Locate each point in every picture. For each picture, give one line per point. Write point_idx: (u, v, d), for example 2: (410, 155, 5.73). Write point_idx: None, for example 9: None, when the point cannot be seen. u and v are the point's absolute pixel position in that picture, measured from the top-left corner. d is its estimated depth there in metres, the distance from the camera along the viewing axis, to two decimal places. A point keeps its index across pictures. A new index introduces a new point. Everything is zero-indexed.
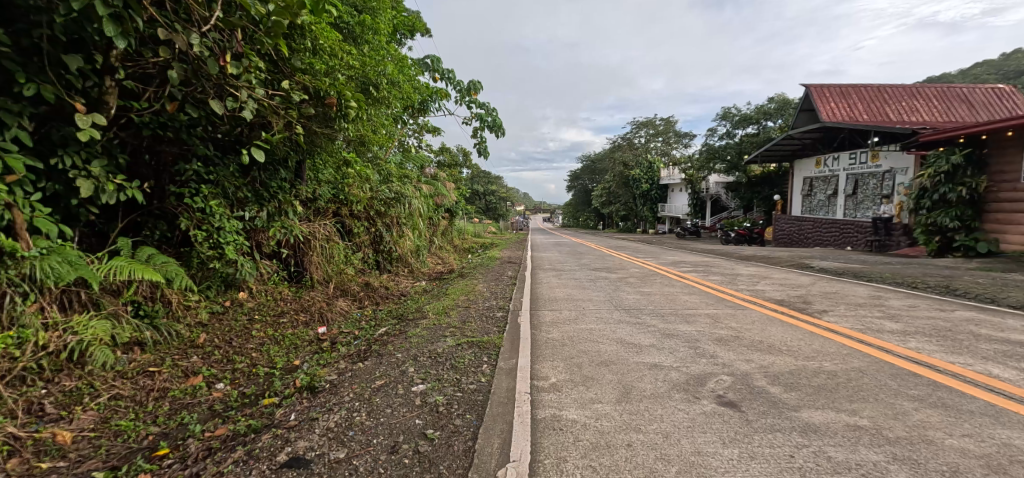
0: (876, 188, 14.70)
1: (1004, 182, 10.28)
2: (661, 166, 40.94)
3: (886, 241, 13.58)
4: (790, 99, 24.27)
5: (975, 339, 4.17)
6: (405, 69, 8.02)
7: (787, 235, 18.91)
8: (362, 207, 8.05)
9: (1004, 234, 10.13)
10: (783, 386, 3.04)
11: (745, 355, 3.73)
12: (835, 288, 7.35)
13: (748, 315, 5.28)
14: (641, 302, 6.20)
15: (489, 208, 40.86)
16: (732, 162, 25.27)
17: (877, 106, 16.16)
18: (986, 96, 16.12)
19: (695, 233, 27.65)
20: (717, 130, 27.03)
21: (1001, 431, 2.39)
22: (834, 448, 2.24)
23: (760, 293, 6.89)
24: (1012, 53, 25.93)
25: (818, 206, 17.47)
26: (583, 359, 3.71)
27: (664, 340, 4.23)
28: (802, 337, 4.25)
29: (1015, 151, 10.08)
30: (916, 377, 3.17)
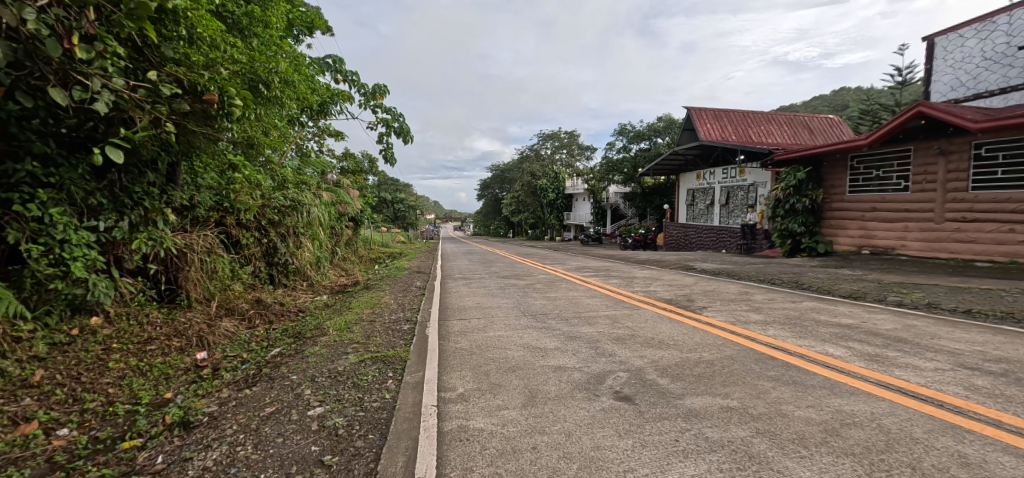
0: (743, 198, 16.91)
1: (835, 194, 12.43)
2: (565, 177, 43.09)
3: (752, 244, 15.63)
4: (675, 119, 27.15)
5: (817, 324, 4.98)
6: (302, 68, 7.50)
7: (675, 240, 21.00)
8: (251, 215, 7.33)
9: (837, 237, 12.30)
10: (670, 377, 3.34)
11: (639, 351, 4.04)
12: (713, 286, 8.32)
13: (642, 314, 5.73)
14: (548, 307, 6.44)
15: (398, 217, 39.67)
16: (628, 174, 27.57)
17: (742, 128, 18.69)
18: (822, 124, 19.46)
19: (597, 240, 29.56)
20: (614, 144, 29.30)
21: (834, 399, 2.87)
22: (711, 429, 2.51)
23: (653, 294, 7.54)
24: (840, 91, 31.85)
25: (699, 214, 19.64)
26: (490, 367, 3.75)
27: (567, 343, 4.43)
28: (685, 332, 4.73)
29: (842, 170, 12.24)
30: (772, 360, 3.69)
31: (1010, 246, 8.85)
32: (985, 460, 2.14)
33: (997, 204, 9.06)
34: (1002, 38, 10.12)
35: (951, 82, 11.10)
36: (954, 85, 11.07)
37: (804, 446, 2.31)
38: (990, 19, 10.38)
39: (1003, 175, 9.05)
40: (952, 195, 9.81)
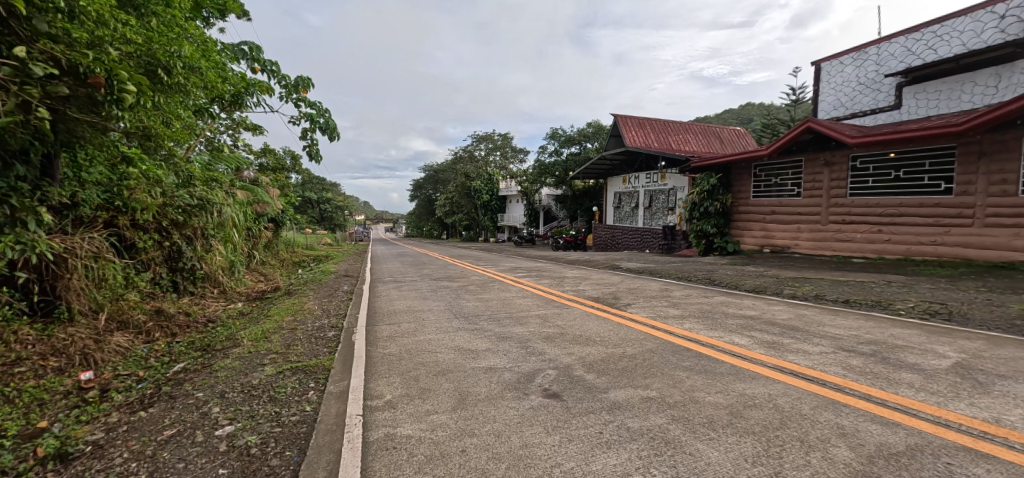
0: (664, 201, 18.07)
1: (741, 198, 13.68)
2: (499, 179, 43.41)
3: (672, 245, 16.72)
4: (603, 125, 28.40)
5: (726, 317, 5.45)
6: (211, 54, 6.85)
7: (602, 240, 21.93)
8: (150, 215, 6.57)
9: (744, 237, 13.54)
10: (596, 372, 3.48)
11: (567, 348, 4.17)
12: (636, 284, 8.81)
13: (571, 313, 5.92)
14: (480, 309, 6.45)
15: (324, 217, 37.65)
16: (560, 177, 28.43)
17: (663, 136, 19.97)
18: (731, 134, 21.31)
19: (530, 241, 30.11)
20: (547, 147, 30.05)
21: (738, 384, 3.15)
22: (632, 420, 2.65)
23: (581, 292, 7.82)
24: (746, 106, 35.19)
25: (625, 216, 20.71)
26: (420, 371, 3.67)
27: (499, 343, 4.46)
28: (611, 328, 4.96)
29: (747, 176, 13.50)
30: (687, 351, 3.97)
31: (879, 244, 10.26)
32: (858, 429, 2.47)
33: (869, 208, 10.47)
34: (872, 67, 11.74)
35: (834, 102, 12.67)
36: (836, 105, 12.64)
37: (713, 429, 2.51)
38: (863, 50, 12.01)
39: (874, 184, 10.48)
40: (835, 200, 11.18)
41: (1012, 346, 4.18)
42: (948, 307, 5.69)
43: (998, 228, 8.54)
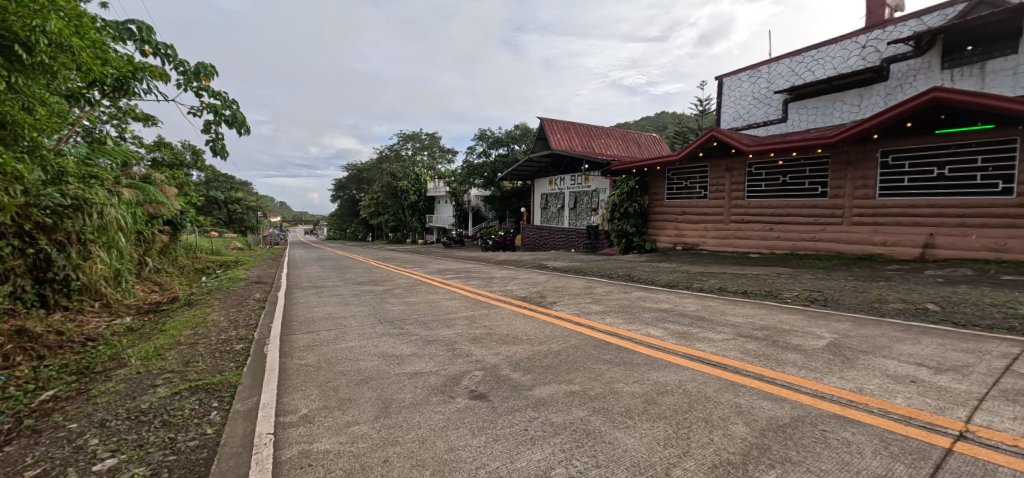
0: (588, 203, 18.84)
1: (657, 200, 14.64)
2: (427, 180, 42.63)
3: (596, 243, 17.36)
4: (530, 128, 29.00)
5: (643, 311, 5.80)
6: (88, 31, 5.91)
7: (530, 240, 22.35)
8: (9, 218, 5.56)
9: (659, 236, 14.52)
10: (522, 370, 3.54)
11: (494, 348, 4.19)
12: (562, 282, 9.10)
13: (498, 313, 5.96)
14: (406, 313, 6.28)
15: (232, 219, 34.49)
16: (489, 179, 28.66)
17: (586, 140, 20.81)
18: (647, 140, 22.76)
19: (459, 242, 29.93)
20: (475, 148, 30.08)
21: (653, 373, 3.37)
22: (555, 414, 2.72)
23: (509, 292, 7.91)
24: (660, 115, 37.83)
25: (552, 217, 21.31)
26: (340, 381, 3.49)
27: (425, 347, 4.36)
28: (537, 326, 5.06)
29: (661, 179, 14.48)
30: (607, 345, 4.17)
31: (771, 241, 11.53)
32: (752, 406, 2.74)
33: (763, 209, 11.72)
34: (764, 84, 13.15)
35: (734, 113, 13.99)
36: (735, 116, 13.97)
37: (630, 417, 2.65)
38: (758, 68, 13.37)
39: (766, 187, 11.73)
40: (735, 202, 12.37)
41: (872, 325, 4.90)
42: (825, 295, 6.53)
43: (862, 225, 9.96)
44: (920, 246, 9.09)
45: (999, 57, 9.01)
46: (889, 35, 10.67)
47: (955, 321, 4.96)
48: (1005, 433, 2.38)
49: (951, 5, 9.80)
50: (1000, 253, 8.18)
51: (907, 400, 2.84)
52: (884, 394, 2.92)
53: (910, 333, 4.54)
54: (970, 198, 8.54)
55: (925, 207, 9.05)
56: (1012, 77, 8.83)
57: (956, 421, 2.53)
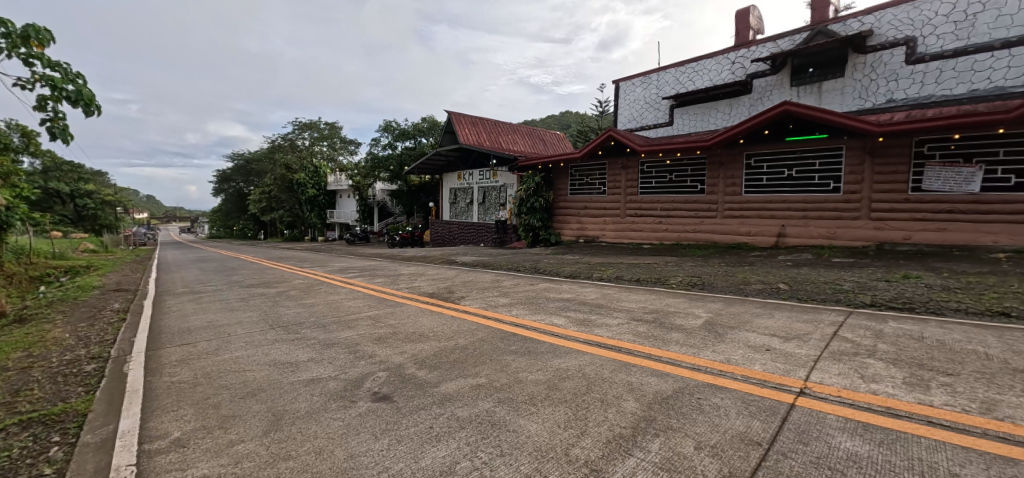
0: (496, 198, 19.06)
1: (561, 195, 15.29)
2: (327, 172, 39.94)
3: (505, 238, 17.69)
4: (437, 122, 28.54)
5: (548, 302, 6.04)
6: None
7: (440, 236, 22.12)
8: None
9: (563, 229, 15.21)
10: (427, 368, 3.48)
11: (399, 348, 4.07)
12: (470, 277, 9.13)
13: (404, 311, 5.79)
14: (302, 316, 5.83)
15: (82, 216, 29.15)
16: (395, 172, 27.76)
17: (493, 135, 20.98)
18: (552, 137, 23.64)
19: (364, 238, 28.53)
20: (380, 140, 28.86)
21: (555, 360, 3.53)
22: (461, 408, 2.73)
23: (416, 289, 7.74)
24: (564, 115, 39.58)
25: (461, 212, 21.24)
26: (222, 396, 3.14)
27: (323, 351, 4.10)
28: (444, 322, 5.02)
29: (564, 176, 15.15)
30: (513, 336, 4.28)
31: (660, 233, 12.69)
32: (641, 383, 3.01)
33: (653, 204, 12.85)
34: (654, 90, 14.34)
35: (628, 115, 15.08)
36: (629, 118, 15.07)
37: (533, 404, 2.75)
38: (648, 75, 14.53)
39: (655, 184, 12.86)
40: (630, 197, 13.39)
41: (739, 304, 5.64)
42: (703, 279, 7.35)
43: (731, 218, 11.39)
44: (775, 236, 10.65)
45: (831, 78, 10.80)
46: (752, 54, 12.22)
47: (799, 297, 5.92)
48: (832, 387, 2.90)
49: (798, 32, 11.38)
50: (832, 240, 9.88)
51: (764, 366, 3.32)
52: (746, 362, 3.39)
53: (767, 309, 5.30)
54: (811, 195, 10.18)
55: (779, 202, 10.61)
56: (840, 96, 10.65)
57: (798, 380, 3.02)
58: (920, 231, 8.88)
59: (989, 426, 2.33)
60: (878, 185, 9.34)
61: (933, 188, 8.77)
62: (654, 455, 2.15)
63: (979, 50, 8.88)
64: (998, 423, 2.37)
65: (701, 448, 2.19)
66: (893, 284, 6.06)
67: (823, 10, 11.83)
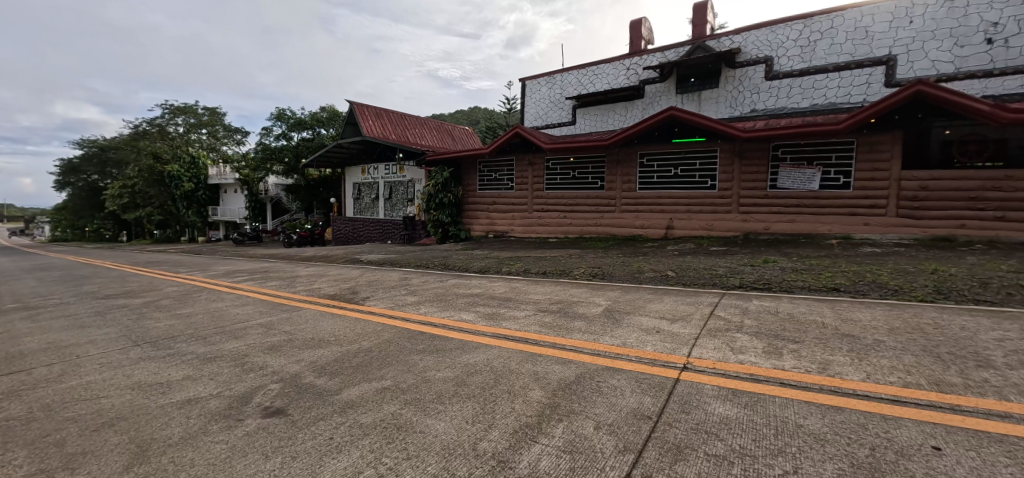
0: (403, 193, 18.44)
1: (470, 190, 15.27)
2: (208, 164, 35.58)
3: (413, 234, 17.11)
4: (338, 112, 26.88)
5: (458, 298, 6.00)
6: None
7: (343, 234, 20.86)
8: None
9: (473, 224, 15.23)
10: (327, 375, 3.27)
11: (295, 356, 3.77)
12: (377, 276, 8.76)
13: (301, 315, 5.37)
14: (177, 328, 5.13)
15: None
16: (290, 165, 25.63)
17: (400, 129, 20.26)
18: (461, 132, 23.50)
19: (255, 238, 25.90)
20: (272, 130, 26.43)
21: (463, 356, 3.53)
22: (364, 415, 2.61)
23: (316, 291, 7.21)
24: (473, 110, 39.61)
25: (365, 208, 20.25)
26: (68, 431, 2.65)
27: (202, 367, 3.65)
28: (347, 325, 4.76)
29: (473, 171, 15.14)
30: (421, 335, 4.19)
31: (565, 227, 13.28)
32: (547, 372, 3.13)
33: (557, 199, 13.40)
34: (558, 90, 14.92)
35: (534, 114, 15.52)
36: (535, 116, 15.51)
37: (441, 402, 2.72)
38: (552, 75, 15.06)
39: (559, 180, 13.42)
40: (536, 192, 13.81)
41: (634, 292, 6.12)
42: (603, 270, 7.84)
43: (627, 213, 12.30)
44: (665, 228, 11.72)
45: (708, 88, 12.13)
46: (643, 62, 13.26)
47: (684, 283, 6.58)
48: (710, 361, 3.27)
49: (681, 45, 12.58)
50: (710, 231, 11.13)
51: (654, 346, 3.65)
52: (639, 345, 3.69)
53: (658, 295, 5.82)
54: (693, 190, 11.36)
55: (667, 198, 11.69)
56: (715, 104, 12.02)
57: (682, 357, 3.36)
58: (776, 222, 10.36)
59: (825, 383, 2.81)
60: (745, 182, 10.70)
61: (787, 186, 10.26)
62: (557, 439, 2.25)
63: (818, 72, 10.56)
64: (831, 379, 2.86)
65: (599, 427, 2.34)
66: (757, 268, 7.01)
67: (701, 27, 13.20)
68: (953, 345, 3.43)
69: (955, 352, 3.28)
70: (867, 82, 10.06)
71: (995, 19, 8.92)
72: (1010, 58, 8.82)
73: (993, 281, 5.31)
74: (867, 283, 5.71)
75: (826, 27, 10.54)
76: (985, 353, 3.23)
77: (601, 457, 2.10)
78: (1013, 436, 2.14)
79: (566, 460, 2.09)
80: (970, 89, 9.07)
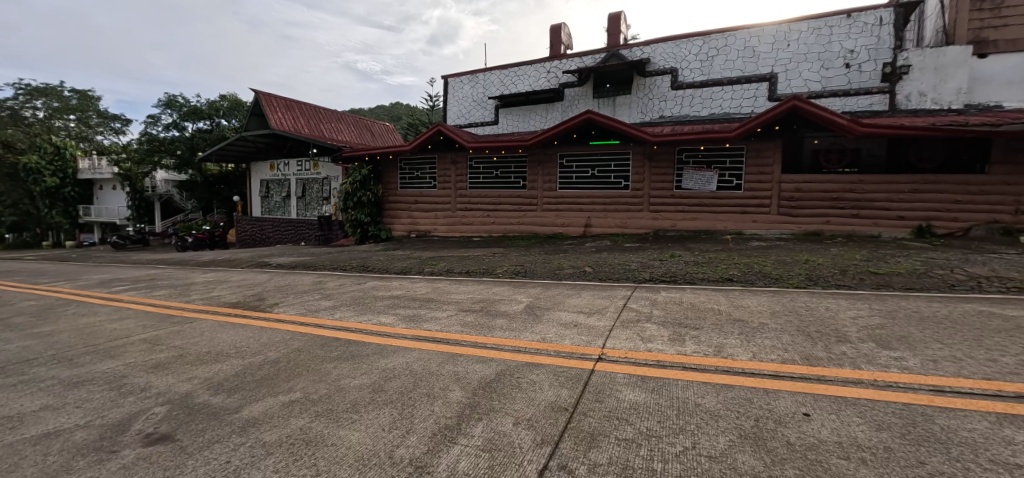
0: (318, 191, 17.33)
1: (391, 189, 14.75)
2: (77, 156, 30.79)
3: (330, 235, 16.22)
4: (241, 102, 24.65)
5: (377, 300, 5.77)
6: None
7: (249, 236, 19.19)
8: None
9: (394, 224, 14.74)
10: (225, 392, 2.98)
11: (187, 373, 3.38)
12: (286, 280, 8.15)
13: (196, 327, 4.82)
14: (33, 350, 4.35)
15: None
16: (183, 158, 23.01)
17: (313, 123, 18.99)
18: (381, 129, 22.61)
19: (141, 241, 22.88)
20: (160, 119, 23.54)
21: (381, 361, 3.40)
22: (268, 432, 2.41)
23: (214, 300, 6.52)
24: (394, 106, 38.50)
25: (275, 207, 18.76)
26: None
27: (66, 393, 3.13)
28: (251, 335, 4.36)
29: (393, 169, 14.64)
30: (336, 341, 3.96)
31: (488, 226, 13.36)
32: (468, 372, 3.11)
33: (480, 198, 13.42)
34: (481, 89, 14.92)
35: (456, 112, 15.39)
36: (458, 115, 15.39)
37: (356, 411, 2.59)
38: (474, 74, 15.02)
39: (482, 179, 13.45)
40: (459, 191, 13.71)
41: (554, 288, 6.31)
42: (525, 267, 8.00)
43: (548, 212, 12.66)
44: (583, 226, 12.25)
45: (622, 94, 12.84)
46: (563, 66, 13.71)
47: (600, 278, 6.92)
48: (622, 350, 3.47)
49: (597, 52, 13.19)
50: (624, 229, 11.83)
51: (572, 340, 3.79)
52: (557, 339, 3.81)
53: (576, 290, 6.07)
54: (609, 190, 11.99)
55: (585, 197, 12.22)
56: (628, 110, 12.76)
57: (597, 349, 3.53)
58: (681, 220, 11.26)
59: (719, 364, 3.11)
60: (654, 183, 11.50)
61: (689, 187, 11.20)
62: (477, 439, 2.25)
63: (715, 84, 11.65)
64: (724, 360, 3.17)
65: (518, 423, 2.37)
66: (663, 262, 7.59)
67: (615, 36, 13.94)
68: (820, 324, 3.98)
69: (821, 330, 3.80)
70: (755, 95, 11.29)
71: (851, 47, 10.44)
72: (862, 81, 10.39)
73: (849, 268, 6.25)
74: (754, 273, 6.42)
75: (722, 44, 11.64)
76: (843, 330, 3.78)
77: (519, 452, 2.13)
78: (863, 399, 2.52)
79: (486, 458, 2.09)
80: (833, 106, 10.56)
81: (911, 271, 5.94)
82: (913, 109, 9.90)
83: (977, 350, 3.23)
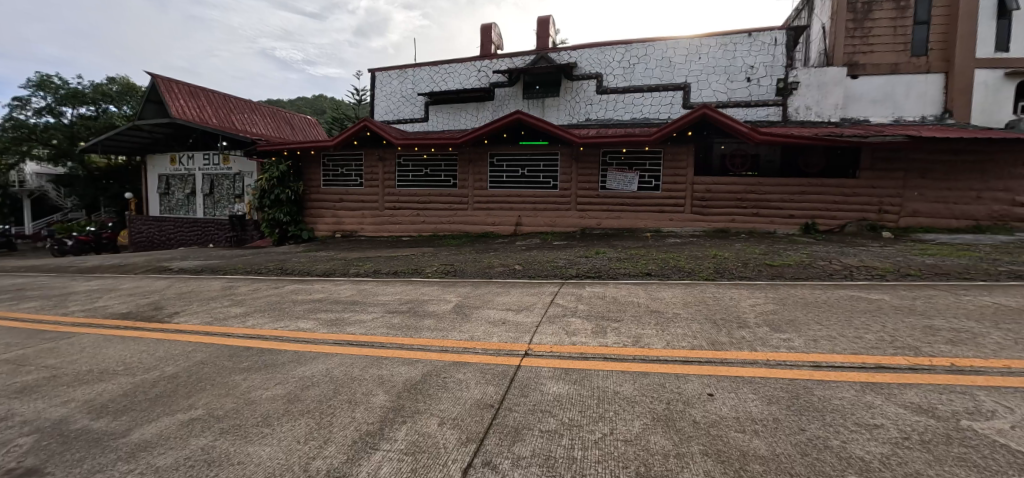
0: (228, 188, 15.85)
1: (313, 186, 13.89)
2: None
3: (244, 236, 14.97)
4: (134, 86, 22.00)
5: (295, 305, 5.42)
6: None
7: (146, 238, 17.15)
8: None
9: (317, 224, 13.92)
10: (110, 415, 2.63)
11: (61, 396, 2.95)
12: (190, 286, 7.39)
13: (75, 343, 4.20)
14: None
15: None
16: (60, 148, 20.07)
17: (223, 113, 17.35)
18: (301, 122, 21.21)
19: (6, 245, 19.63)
20: (30, 103, 20.35)
21: (298, 369, 3.20)
22: (162, 456, 2.17)
23: (100, 310, 5.75)
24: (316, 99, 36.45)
25: (177, 206, 16.92)
26: None
27: None
28: (144, 348, 3.90)
29: (315, 165, 13.81)
30: (247, 351, 3.66)
31: (418, 225, 13.08)
32: (392, 375, 3.02)
33: (410, 197, 13.09)
34: (410, 85, 14.54)
35: (384, 107, 14.87)
36: (385, 110, 14.88)
37: (268, 424, 2.41)
38: (402, 69, 14.60)
39: (411, 177, 13.13)
40: (387, 189, 13.27)
41: (485, 286, 6.33)
42: (456, 267, 7.94)
43: (479, 210, 12.66)
44: (513, 225, 12.40)
45: (550, 96, 13.17)
46: (493, 66, 13.76)
47: (529, 275, 7.05)
48: (548, 345, 3.57)
49: (527, 54, 13.39)
50: (553, 227, 12.15)
51: (499, 337, 3.83)
52: (485, 337, 3.83)
53: (505, 288, 6.13)
54: (538, 189, 12.25)
55: (514, 196, 12.37)
56: (556, 111, 13.12)
57: (524, 344, 3.59)
58: (606, 219, 11.80)
59: (636, 353, 3.30)
60: (581, 182, 11.93)
61: (613, 187, 11.76)
62: (400, 443, 2.19)
63: (636, 90, 12.32)
64: (641, 349, 3.38)
65: (443, 423, 2.35)
66: (589, 259, 7.90)
67: (544, 39, 14.25)
68: (725, 312, 4.37)
69: (725, 317, 4.17)
70: (671, 102, 12.10)
71: (752, 63, 11.54)
72: (760, 94, 11.53)
73: (750, 261, 6.92)
74: (670, 267, 6.89)
75: (642, 53, 12.34)
76: (743, 317, 4.18)
77: (444, 452, 2.11)
78: (757, 378, 2.81)
79: (409, 462, 2.05)
80: (736, 114, 11.62)
81: (799, 263, 6.71)
82: (801, 119, 11.17)
83: (847, 330, 3.73)
